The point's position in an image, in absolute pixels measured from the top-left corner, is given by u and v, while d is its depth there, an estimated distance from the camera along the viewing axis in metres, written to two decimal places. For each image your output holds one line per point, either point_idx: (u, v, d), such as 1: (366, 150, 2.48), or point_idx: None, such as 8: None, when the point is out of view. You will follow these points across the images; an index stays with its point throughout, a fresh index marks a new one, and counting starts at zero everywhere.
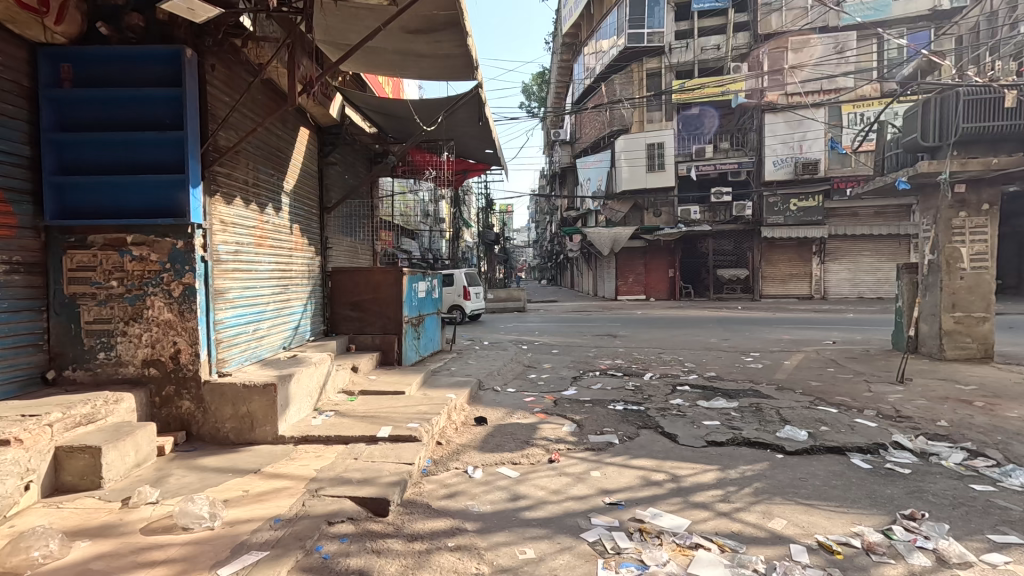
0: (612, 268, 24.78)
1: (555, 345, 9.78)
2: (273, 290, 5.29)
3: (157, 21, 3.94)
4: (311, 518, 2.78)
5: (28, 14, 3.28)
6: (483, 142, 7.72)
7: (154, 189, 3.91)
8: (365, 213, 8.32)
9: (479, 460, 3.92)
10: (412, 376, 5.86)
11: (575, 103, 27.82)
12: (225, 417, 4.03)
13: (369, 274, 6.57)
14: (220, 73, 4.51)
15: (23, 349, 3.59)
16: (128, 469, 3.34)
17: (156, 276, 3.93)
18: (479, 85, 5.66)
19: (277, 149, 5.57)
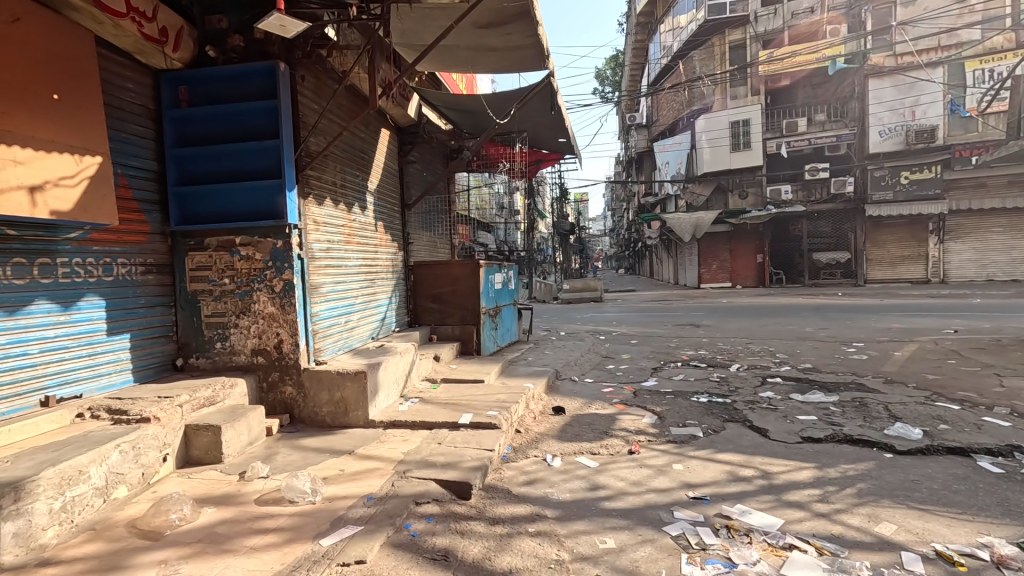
0: (694, 255, 23.71)
1: (634, 336, 9.55)
2: (361, 284, 5.64)
3: (254, 39, 4.31)
4: (400, 497, 2.95)
5: (152, 44, 3.77)
6: (556, 131, 7.67)
7: (256, 194, 4.30)
8: (443, 209, 8.60)
9: (558, 449, 3.95)
10: (490, 365, 6.00)
11: (651, 84, 26.76)
12: (322, 402, 4.38)
13: (449, 267, 6.79)
14: (310, 83, 4.84)
15: (158, 339, 4.16)
16: (243, 446, 3.74)
17: (261, 274, 4.33)
18: (551, 73, 5.63)
19: (361, 151, 5.90)
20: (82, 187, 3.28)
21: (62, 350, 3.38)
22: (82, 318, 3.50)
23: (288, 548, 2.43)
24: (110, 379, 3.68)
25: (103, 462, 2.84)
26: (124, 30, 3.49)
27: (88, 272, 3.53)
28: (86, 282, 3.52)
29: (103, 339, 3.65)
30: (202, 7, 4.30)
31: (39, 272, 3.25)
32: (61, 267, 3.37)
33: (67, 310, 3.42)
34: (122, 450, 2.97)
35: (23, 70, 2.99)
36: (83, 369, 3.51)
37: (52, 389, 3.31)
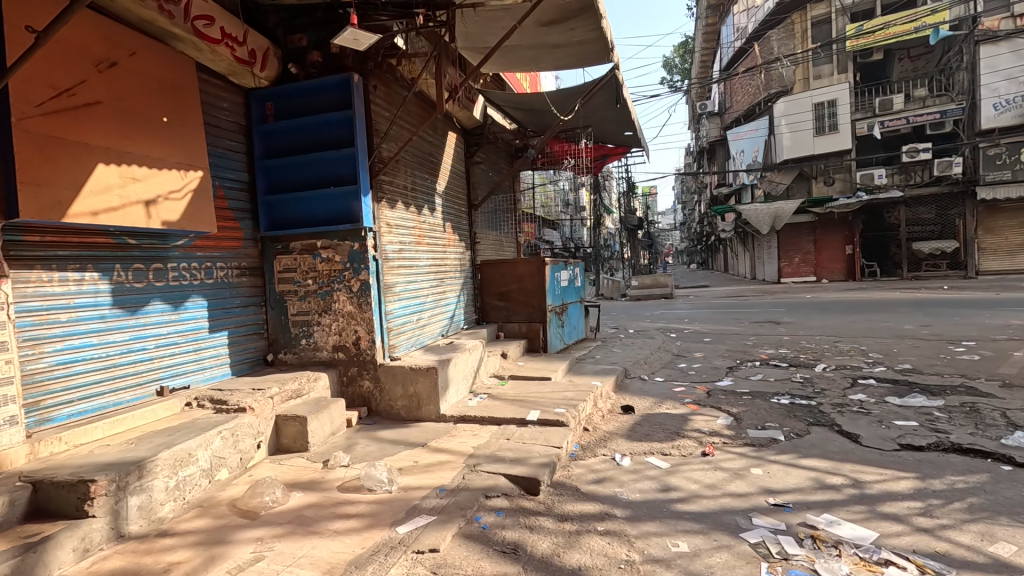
0: (774, 247, 22.29)
1: (707, 334, 9.16)
2: (431, 283, 5.83)
3: (330, 54, 4.58)
4: (471, 490, 3.04)
5: (243, 66, 4.13)
6: (622, 124, 7.49)
7: (334, 200, 4.57)
8: (508, 207, 8.70)
9: (627, 448, 3.88)
10: (557, 363, 6.00)
11: (724, 69, 25.51)
12: (397, 396, 4.58)
13: (515, 265, 6.85)
14: (381, 92, 5.06)
15: (251, 335, 4.55)
16: (326, 436, 4.00)
17: (340, 275, 4.61)
18: (616, 66, 5.53)
19: (429, 155, 6.09)
20: (187, 200, 3.66)
21: (173, 345, 3.79)
22: (189, 316, 3.91)
23: (368, 533, 2.58)
24: (212, 372, 4.09)
25: (208, 447, 3.16)
26: (220, 55, 3.86)
27: (192, 275, 3.95)
28: (191, 284, 3.93)
29: (206, 335, 4.06)
30: (286, 28, 4.64)
31: (154, 276, 3.66)
32: (171, 271, 3.78)
33: (176, 310, 3.82)
34: (223, 436, 3.28)
35: (138, 97, 3.37)
36: (190, 362, 3.92)
37: (166, 379, 3.73)
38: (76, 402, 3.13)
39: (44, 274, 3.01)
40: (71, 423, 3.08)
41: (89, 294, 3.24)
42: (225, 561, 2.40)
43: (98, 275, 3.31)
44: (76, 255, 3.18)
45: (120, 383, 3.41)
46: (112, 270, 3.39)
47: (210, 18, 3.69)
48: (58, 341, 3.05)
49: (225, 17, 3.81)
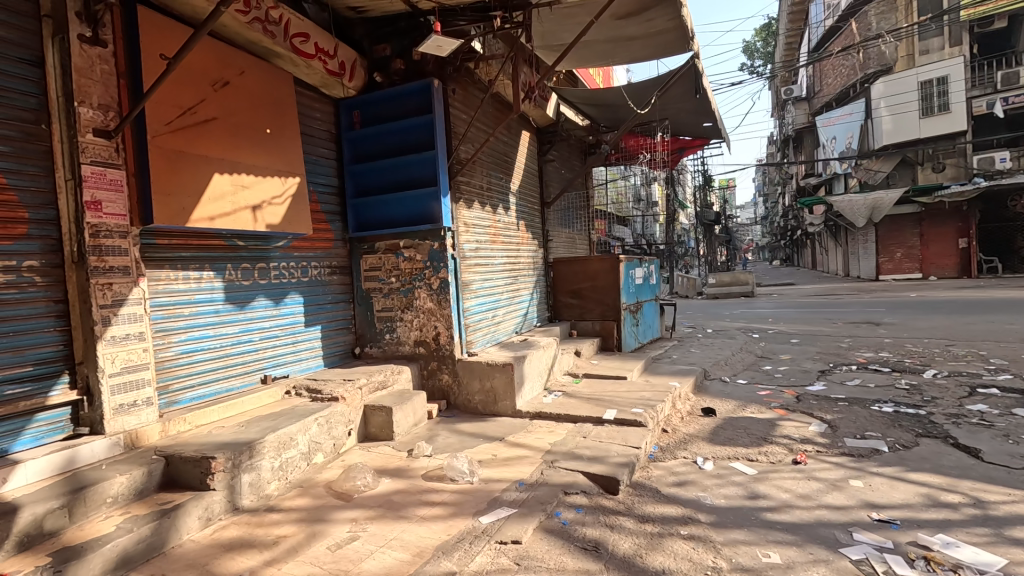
0: (871, 242, 20.44)
1: (795, 334, 8.60)
2: (506, 281, 5.93)
3: (412, 62, 4.77)
4: (550, 486, 3.07)
5: (334, 78, 4.42)
6: (701, 115, 7.19)
7: (415, 201, 4.77)
8: (581, 205, 8.64)
9: (710, 452, 3.75)
10: (633, 362, 5.89)
11: (813, 51, 23.69)
12: (474, 391, 4.71)
13: (588, 263, 6.80)
14: (459, 95, 5.20)
15: (341, 329, 4.87)
16: (410, 426, 4.20)
17: (421, 273, 4.81)
18: (695, 55, 5.32)
19: (504, 155, 6.19)
20: (287, 204, 3.99)
21: (275, 338, 4.14)
22: (287, 311, 4.26)
23: (453, 521, 2.69)
24: (308, 363, 4.43)
25: (307, 432, 3.42)
26: (314, 69, 4.18)
27: (291, 274, 4.30)
28: (289, 282, 4.28)
29: (302, 328, 4.40)
30: (371, 39, 4.89)
31: (259, 274, 4.02)
32: (273, 270, 4.14)
33: (277, 305, 4.18)
34: (319, 423, 3.54)
35: (246, 112, 3.71)
36: (289, 354, 4.27)
37: (269, 369, 4.08)
38: (197, 388, 3.51)
39: (172, 273, 3.39)
40: (192, 405, 3.46)
41: (207, 291, 3.62)
42: (326, 538, 2.60)
43: (214, 274, 3.68)
44: (196, 256, 3.56)
45: (232, 371, 3.78)
46: (224, 270, 3.76)
47: (306, 34, 4.00)
48: (183, 332, 3.44)
49: (319, 33, 4.12)
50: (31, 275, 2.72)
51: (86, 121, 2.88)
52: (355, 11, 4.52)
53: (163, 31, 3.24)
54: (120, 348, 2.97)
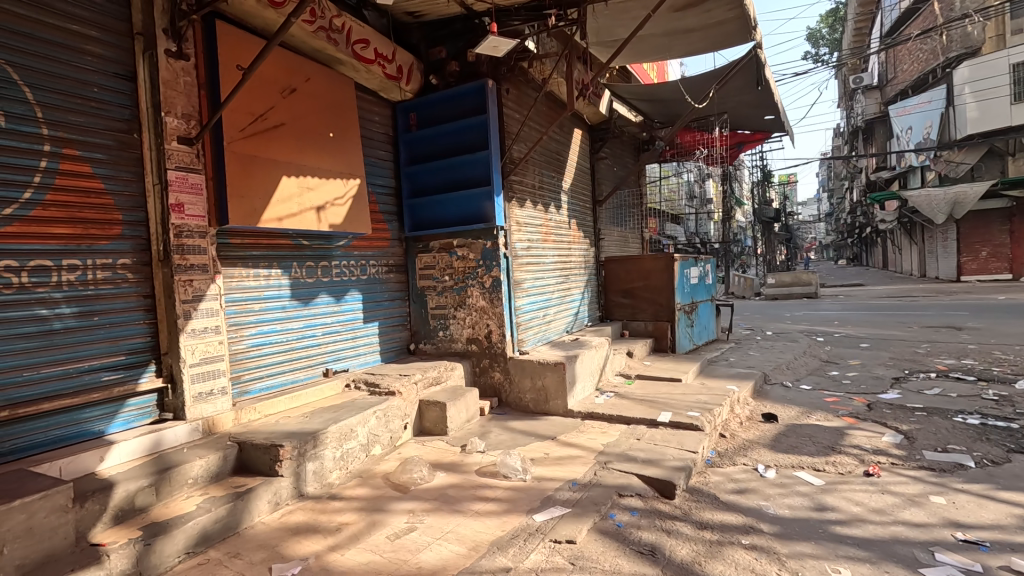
0: (951, 240, 18.91)
1: (864, 338, 8.09)
2: (557, 280, 5.92)
3: (467, 63, 4.83)
4: (604, 487, 3.04)
5: (392, 82, 4.56)
6: (763, 108, 6.87)
7: (469, 201, 4.84)
8: (633, 203, 8.48)
9: (772, 460, 3.59)
10: (688, 364, 5.73)
11: (886, 35, 22.14)
12: (526, 389, 4.73)
13: (641, 262, 6.67)
14: (512, 95, 5.23)
15: (397, 326, 5.02)
16: (463, 422, 4.27)
17: (474, 272, 4.87)
18: (758, 44, 5.09)
19: (556, 153, 6.16)
20: (348, 205, 4.15)
21: (336, 333, 4.32)
22: (347, 308, 4.44)
23: (507, 518, 2.71)
24: (366, 358, 4.60)
25: (366, 424, 3.55)
26: (373, 73, 4.32)
27: (350, 272, 4.47)
28: (349, 279, 4.45)
29: (361, 324, 4.57)
30: (427, 42, 4.99)
31: (321, 272, 4.21)
32: (334, 268, 4.32)
33: (338, 302, 4.36)
34: (377, 416, 3.66)
35: (312, 117, 3.89)
36: (348, 349, 4.45)
37: (330, 362, 4.27)
38: (265, 378, 3.72)
39: (244, 270, 3.61)
40: (261, 395, 3.67)
41: (275, 288, 3.82)
42: (385, 527, 2.69)
43: (281, 271, 3.89)
44: (266, 255, 3.76)
45: (297, 364, 3.98)
46: (291, 267, 3.96)
47: (366, 41, 4.15)
48: (254, 326, 3.65)
49: (378, 39, 4.26)
50: (124, 272, 2.96)
51: (171, 130, 3.12)
52: (413, 15, 4.63)
53: (238, 43, 3.46)
54: (199, 340, 3.19)
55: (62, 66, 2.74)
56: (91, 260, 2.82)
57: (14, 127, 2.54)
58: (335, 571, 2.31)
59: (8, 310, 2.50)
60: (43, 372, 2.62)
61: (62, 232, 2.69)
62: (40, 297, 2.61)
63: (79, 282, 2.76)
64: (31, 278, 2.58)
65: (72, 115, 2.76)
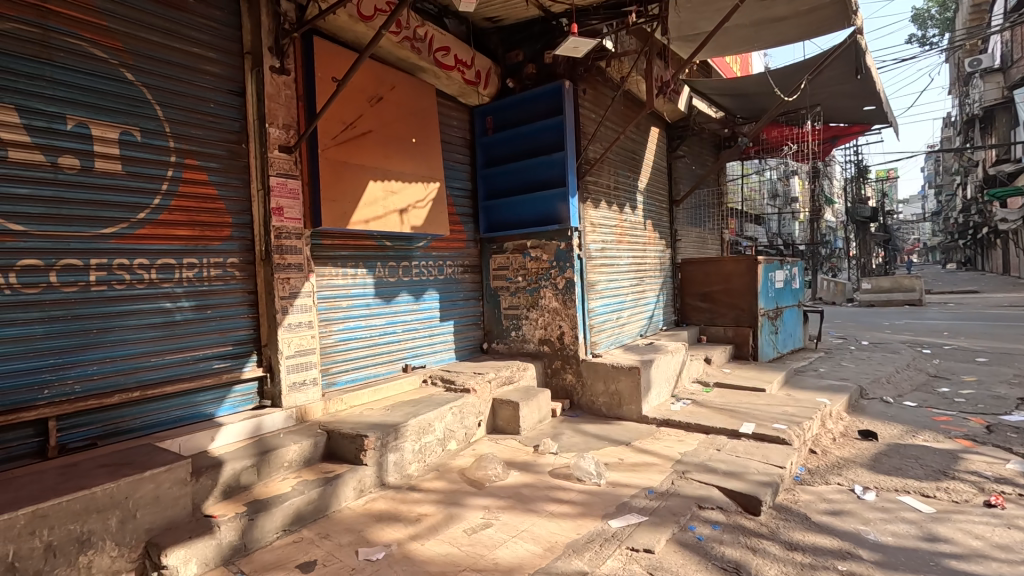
0: None
1: (982, 352, 7.21)
2: (631, 282, 5.79)
3: (543, 65, 4.84)
4: (682, 498, 2.93)
5: (471, 87, 4.68)
6: (863, 98, 6.32)
7: (543, 202, 4.85)
8: (712, 202, 8.12)
9: (871, 481, 3.30)
10: (772, 373, 5.40)
11: (1011, 10, 19.62)
12: (598, 392, 4.67)
13: (720, 264, 6.39)
14: (589, 95, 5.18)
15: (471, 325, 5.14)
16: (535, 422, 4.30)
17: (547, 273, 4.88)
18: (859, 29, 4.70)
19: (633, 152, 6.03)
20: (428, 207, 4.31)
21: (415, 330, 4.50)
22: (425, 306, 4.61)
23: (582, 521, 2.69)
24: (441, 355, 4.76)
25: (443, 420, 3.66)
26: (453, 79, 4.45)
27: (429, 272, 4.64)
28: (427, 279, 4.62)
29: (438, 322, 4.73)
30: (505, 46, 5.06)
31: (402, 271, 4.40)
32: (414, 268, 4.50)
33: (417, 300, 4.53)
34: (453, 412, 3.77)
35: (396, 123, 4.08)
36: (426, 346, 4.61)
37: (409, 358, 4.45)
38: (350, 371, 3.94)
39: (334, 270, 3.85)
40: (347, 387, 3.89)
41: (361, 286, 4.05)
42: (462, 521, 2.76)
43: (366, 271, 4.10)
44: (353, 255, 3.99)
45: (379, 358, 4.18)
46: (375, 267, 4.17)
47: (447, 48, 4.29)
48: (342, 322, 3.88)
49: (458, 46, 4.39)
50: (233, 270, 3.26)
51: (273, 139, 3.39)
52: (491, 21, 4.72)
53: (332, 56, 3.70)
54: (295, 334, 3.45)
55: (186, 85, 3.06)
56: (206, 259, 3.12)
57: (147, 141, 2.87)
58: (416, 559, 2.41)
59: (140, 303, 2.83)
60: (165, 359, 2.94)
61: (184, 233, 3.01)
62: (165, 291, 2.93)
63: (196, 279, 3.07)
64: (158, 275, 2.90)
65: (193, 129, 3.08)
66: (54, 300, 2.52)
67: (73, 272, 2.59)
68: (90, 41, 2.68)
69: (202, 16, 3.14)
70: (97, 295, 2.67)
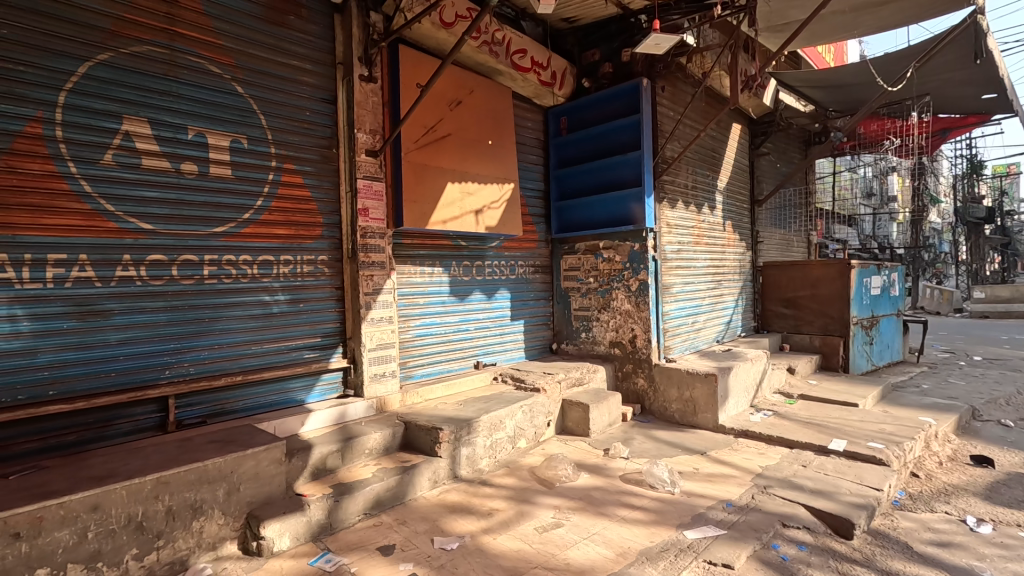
0: None
1: None
2: (708, 285, 5.56)
3: (621, 64, 4.76)
4: (764, 514, 2.78)
5: (546, 88, 4.70)
6: (982, 85, 5.67)
7: (617, 203, 4.77)
8: (799, 202, 7.62)
9: (986, 512, 2.96)
10: (866, 388, 4.98)
11: None
12: (671, 399, 4.54)
13: (808, 268, 5.98)
14: (667, 92, 5.03)
15: (541, 325, 5.16)
16: (605, 426, 4.25)
17: (620, 274, 4.80)
18: (980, 9, 4.22)
19: (712, 150, 5.79)
20: (502, 208, 4.38)
21: (487, 328, 4.59)
22: (497, 305, 4.69)
23: (656, 529, 2.63)
24: (511, 354, 4.82)
25: (514, 417, 3.72)
26: (529, 81, 4.50)
27: (501, 271, 4.72)
28: (499, 278, 4.70)
29: (508, 322, 4.80)
30: (581, 46, 5.04)
31: (476, 271, 4.50)
32: (487, 267, 4.59)
33: (489, 299, 4.63)
34: (524, 410, 3.81)
35: (474, 126, 4.18)
36: (497, 344, 4.69)
37: (481, 356, 4.55)
38: (426, 366, 4.09)
39: (413, 268, 4.01)
40: (422, 380, 4.05)
41: (437, 284, 4.19)
42: (533, 519, 2.79)
43: (442, 269, 4.24)
44: (430, 254, 4.14)
45: (452, 354, 4.31)
46: (451, 266, 4.30)
47: (524, 51, 4.34)
48: (419, 318, 4.04)
49: (534, 48, 4.43)
50: (322, 267, 3.49)
51: (361, 144, 3.59)
52: (568, 21, 4.73)
53: (415, 63, 3.86)
54: (377, 328, 3.63)
55: (286, 95, 3.32)
56: (300, 256, 3.36)
57: (252, 148, 3.14)
58: (488, 552, 2.46)
59: (243, 296, 3.11)
60: (263, 347, 3.20)
61: (281, 232, 3.26)
62: (265, 286, 3.20)
63: (291, 275, 3.32)
64: (259, 270, 3.17)
65: (292, 136, 3.33)
66: (175, 291, 2.83)
67: (190, 266, 2.89)
68: (208, 59, 2.97)
69: (301, 31, 3.40)
70: (208, 288, 2.96)
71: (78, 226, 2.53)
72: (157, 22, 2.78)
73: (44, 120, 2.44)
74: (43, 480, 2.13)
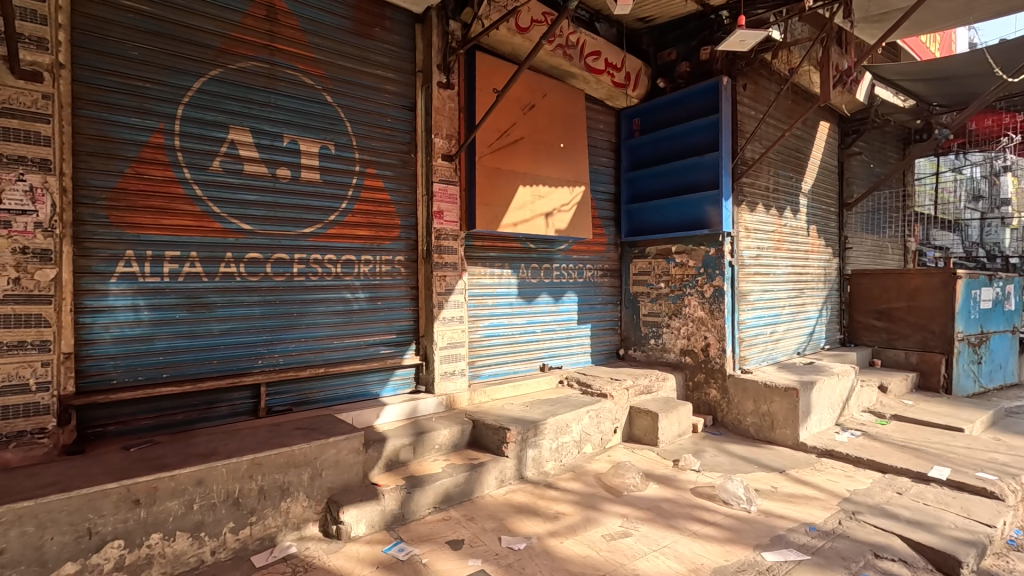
0: None
1: None
2: (789, 294, 5.25)
3: (699, 62, 4.61)
4: (853, 541, 2.58)
5: (619, 90, 4.64)
6: None
7: (692, 206, 4.60)
8: (894, 206, 7.02)
9: None
10: (974, 412, 4.49)
11: None
12: (747, 411, 4.32)
13: (904, 277, 5.48)
14: (749, 90, 4.80)
15: (608, 330, 5.09)
16: (674, 436, 4.12)
17: (694, 280, 4.64)
18: None
19: (797, 151, 5.46)
20: (572, 211, 4.37)
21: (554, 331, 4.59)
22: (563, 309, 4.68)
23: (731, 548, 2.52)
24: (578, 358, 4.79)
25: (580, 422, 3.69)
26: (602, 83, 4.46)
27: (569, 274, 4.70)
28: (567, 281, 4.68)
29: (575, 326, 4.77)
30: (657, 45, 4.93)
31: (544, 273, 4.52)
32: (555, 270, 4.60)
33: (557, 302, 4.62)
34: (591, 415, 3.77)
35: (546, 130, 4.20)
36: (563, 347, 4.68)
37: (547, 358, 4.55)
38: (493, 365, 4.16)
39: (483, 269, 4.09)
40: (489, 380, 4.12)
41: (506, 286, 4.24)
42: (600, 526, 2.75)
43: (511, 271, 4.29)
44: (500, 256, 4.20)
45: (519, 355, 4.35)
46: (519, 268, 4.34)
47: (598, 53, 4.32)
48: (488, 319, 4.11)
49: (608, 49, 4.39)
50: (399, 267, 3.64)
51: (437, 148, 3.71)
52: (643, 20, 4.65)
53: (491, 68, 3.93)
54: (448, 327, 3.74)
55: (371, 103, 3.50)
56: (379, 257, 3.53)
57: (339, 153, 3.34)
58: (556, 556, 2.46)
59: (328, 293, 3.30)
60: (344, 342, 3.39)
61: (363, 233, 3.44)
62: (347, 284, 3.38)
63: (370, 274, 3.49)
64: (342, 269, 3.36)
65: (374, 142, 3.51)
66: (268, 287, 3.06)
67: (282, 264, 3.11)
68: (303, 71, 3.19)
69: (386, 42, 3.58)
70: (298, 284, 3.17)
71: (190, 226, 2.80)
72: (260, 39, 3.02)
73: (166, 131, 2.73)
74: (158, 454, 2.38)
